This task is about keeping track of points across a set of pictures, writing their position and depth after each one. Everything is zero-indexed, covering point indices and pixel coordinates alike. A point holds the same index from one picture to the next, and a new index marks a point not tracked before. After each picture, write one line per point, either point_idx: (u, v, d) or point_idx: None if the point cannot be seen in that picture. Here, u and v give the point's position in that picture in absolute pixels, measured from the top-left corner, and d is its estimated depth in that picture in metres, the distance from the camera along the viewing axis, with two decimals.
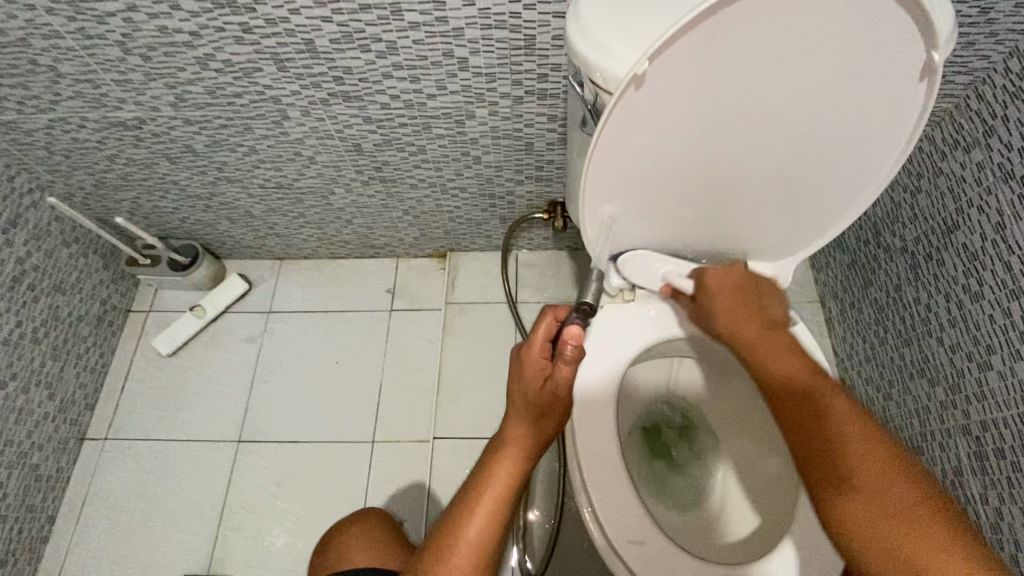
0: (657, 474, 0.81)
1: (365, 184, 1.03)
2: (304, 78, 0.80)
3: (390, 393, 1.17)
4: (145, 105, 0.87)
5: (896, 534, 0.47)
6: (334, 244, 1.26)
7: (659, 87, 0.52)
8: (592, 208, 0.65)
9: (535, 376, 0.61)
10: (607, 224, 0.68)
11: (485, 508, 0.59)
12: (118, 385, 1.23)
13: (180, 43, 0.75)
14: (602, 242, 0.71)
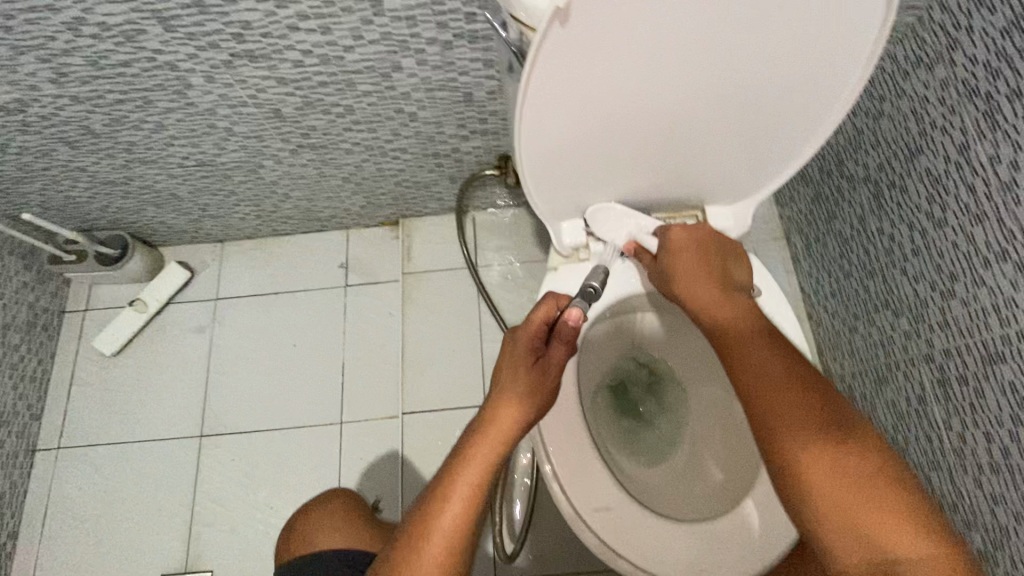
0: (626, 431, 0.79)
1: (296, 153, 0.95)
2: (198, 38, 0.70)
3: (354, 372, 1.13)
4: (21, 84, 0.76)
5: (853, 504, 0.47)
6: (275, 220, 1.17)
7: (589, 21, 0.45)
8: (531, 166, 0.60)
9: (525, 358, 0.59)
10: (550, 181, 0.63)
11: (461, 495, 0.53)
12: (64, 390, 1.15)
13: (41, 7, 0.64)
14: (547, 199, 0.66)
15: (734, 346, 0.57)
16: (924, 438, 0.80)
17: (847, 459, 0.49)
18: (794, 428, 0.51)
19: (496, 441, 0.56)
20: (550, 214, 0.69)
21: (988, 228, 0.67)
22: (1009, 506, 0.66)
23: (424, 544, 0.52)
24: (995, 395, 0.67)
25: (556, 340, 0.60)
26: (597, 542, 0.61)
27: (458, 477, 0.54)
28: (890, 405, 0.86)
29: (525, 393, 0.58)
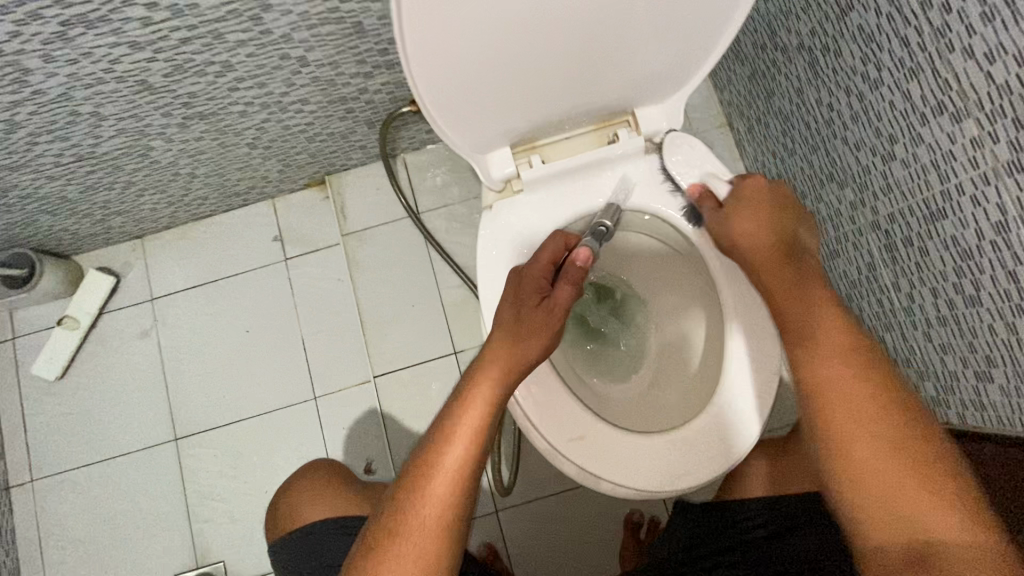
0: (594, 355, 0.78)
1: (185, 126, 0.84)
2: (12, 10, 0.57)
3: (316, 344, 1.09)
4: None
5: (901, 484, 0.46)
6: (190, 204, 1.07)
7: None
8: (433, 96, 0.54)
9: (532, 293, 0.58)
10: (462, 112, 0.58)
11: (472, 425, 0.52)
12: (19, 424, 1.09)
13: None
14: (464, 132, 0.61)
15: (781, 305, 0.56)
16: (876, 303, 0.82)
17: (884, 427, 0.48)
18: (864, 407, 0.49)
19: (503, 373, 0.54)
20: (472, 147, 0.64)
21: (923, 81, 0.64)
22: (957, 354, 0.70)
23: (431, 476, 0.50)
24: (938, 251, 0.68)
25: (564, 280, 0.58)
26: (577, 470, 0.62)
27: (468, 405, 0.52)
28: (843, 276, 0.88)
29: (529, 329, 0.56)
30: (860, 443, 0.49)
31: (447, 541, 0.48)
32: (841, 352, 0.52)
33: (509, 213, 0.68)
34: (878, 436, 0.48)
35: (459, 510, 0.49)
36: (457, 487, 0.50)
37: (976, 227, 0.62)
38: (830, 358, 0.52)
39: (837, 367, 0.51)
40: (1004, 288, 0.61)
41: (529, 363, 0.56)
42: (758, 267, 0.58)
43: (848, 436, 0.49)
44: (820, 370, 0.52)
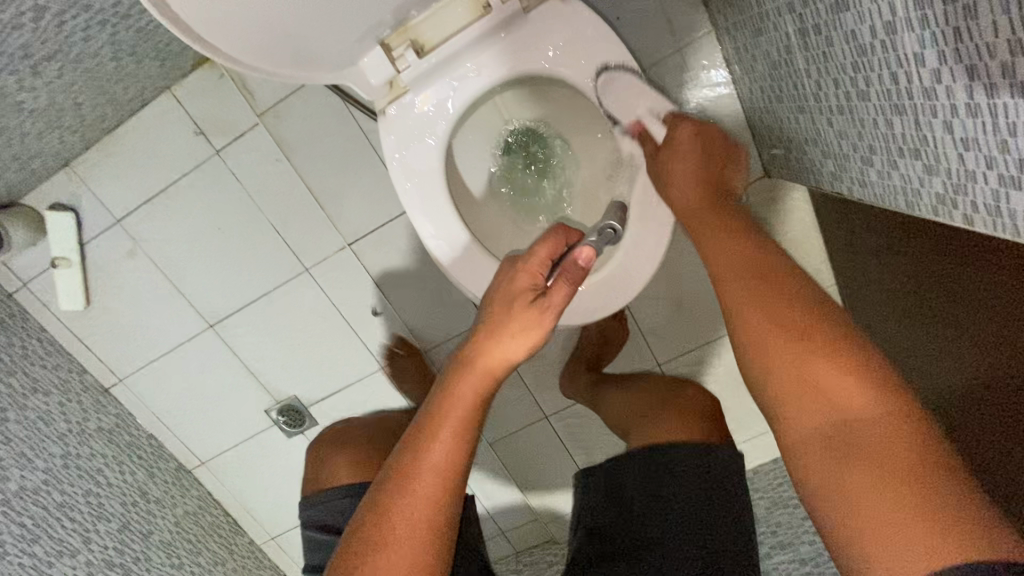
0: (519, 202, 0.87)
1: (40, 70, 0.77)
2: None
3: (286, 226, 1.16)
4: None
5: (835, 405, 0.55)
6: (95, 124, 1.01)
7: None
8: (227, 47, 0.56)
9: (526, 293, 0.67)
10: (268, 47, 0.59)
11: (453, 428, 0.66)
12: (82, 345, 1.29)
13: None
14: (288, 64, 0.62)
15: (713, 249, 0.67)
16: (792, 84, 0.82)
17: (825, 358, 0.56)
18: (793, 339, 0.58)
19: (483, 375, 0.67)
20: (319, 71, 0.66)
21: None
22: (849, 140, 0.75)
23: (422, 468, 0.64)
24: (840, 44, 0.66)
25: (559, 279, 0.67)
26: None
27: (450, 413, 0.66)
28: (766, 56, 0.86)
29: (519, 328, 0.67)
30: (779, 345, 0.59)
31: (437, 513, 0.64)
32: (793, 308, 0.59)
33: (406, 111, 0.72)
34: (812, 359, 0.57)
35: (449, 497, 0.64)
36: (445, 481, 0.64)
37: (872, 24, 0.60)
38: (776, 319, 0.60)
39: (787, 321, 0.59)
40: (888, 87, 0.62)
41: (511, 362, 0.68)
42: (692, 218, 0.70)
43: (795, 375, 0.58)
44: (773, 327, 0.60)
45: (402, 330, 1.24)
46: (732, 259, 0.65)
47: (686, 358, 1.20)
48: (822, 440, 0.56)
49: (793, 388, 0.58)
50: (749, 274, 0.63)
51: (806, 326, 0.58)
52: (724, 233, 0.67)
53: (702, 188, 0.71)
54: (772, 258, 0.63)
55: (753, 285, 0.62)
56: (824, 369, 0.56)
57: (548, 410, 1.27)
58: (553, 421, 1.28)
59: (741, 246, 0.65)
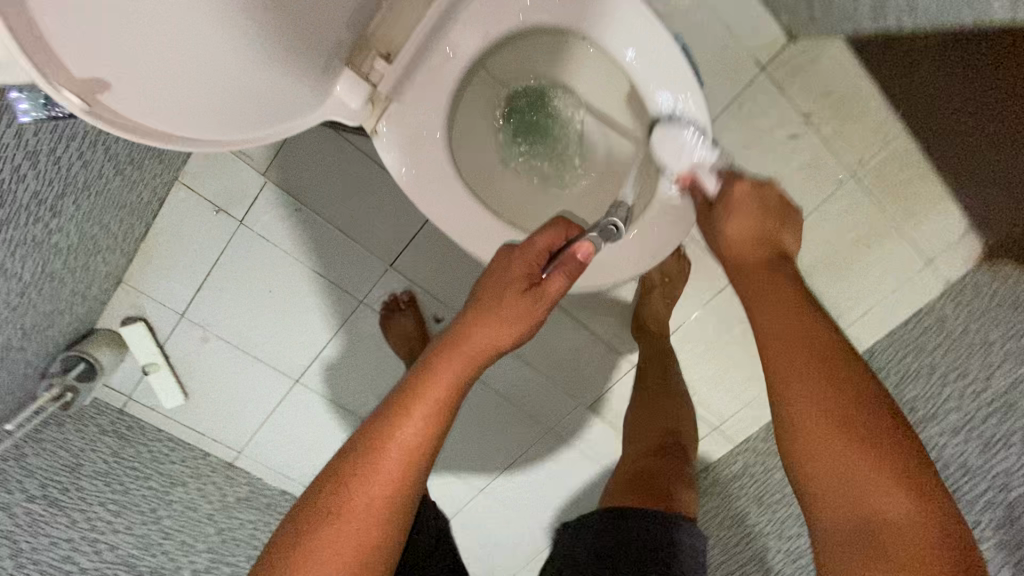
0: (541, 166, 0.83)
1: (61, 209, 0.79)
2: None
3: (328, 268, 1.17)
4: None
5: (864, 495, 0.49)
6: (126, 236, 1.04)
7: (166, 108, 0.52)
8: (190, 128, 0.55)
9: (521, 281, 0.66)
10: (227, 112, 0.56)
11: (427, 411, 0.62)
12: (196, 434, 1.37)
13: None
14: (258, 123, 0.59)
15: (757, 297, 0.59)
16: None
17: (855, 441, 0.50)
18: (826, 408, 0.51)
19: (468, 357, 0.65)
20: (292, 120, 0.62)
21: None
22: None
23: (384, 447, 0.61)
24: None
25: (558, 270, 0.67)
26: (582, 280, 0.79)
27: (424, 394, 0.63)
28: None
29: (510, 313, 0.66)
30: (806, 413, 0.52)
31: (395, 496, 0.61)
32: (827, 381, 0.52)
33: (394, 120, 0.69)
34: (849, 441, 0.50)
35: (408, 483, 0.61)
36: (408, 463, 0.61)
37: None
38: (814, 391, 0.52)
39: (818, 399, 0.52)
40: None
41: (494, 350, 0.66)
42: (745, 266, 0.62)
43: (826, 469, 0.51)
44: (809, 399, 0.52)
45: None
46: (780, 312, 0.57)
47: None
48: (846, 524, 0.50)
49: (816, 468, 0.51)
50: (788, 344, 0.55)
51: (842, 401, 0.51)
52: (773, 292, 0.58)
53: (758, 246, 0.62)
54: (826, 330, 0.55)
55: (783, 345, 0.55)
56: (857, 455, 0.49)
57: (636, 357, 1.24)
58: None
59: (794, 311, 0.56)
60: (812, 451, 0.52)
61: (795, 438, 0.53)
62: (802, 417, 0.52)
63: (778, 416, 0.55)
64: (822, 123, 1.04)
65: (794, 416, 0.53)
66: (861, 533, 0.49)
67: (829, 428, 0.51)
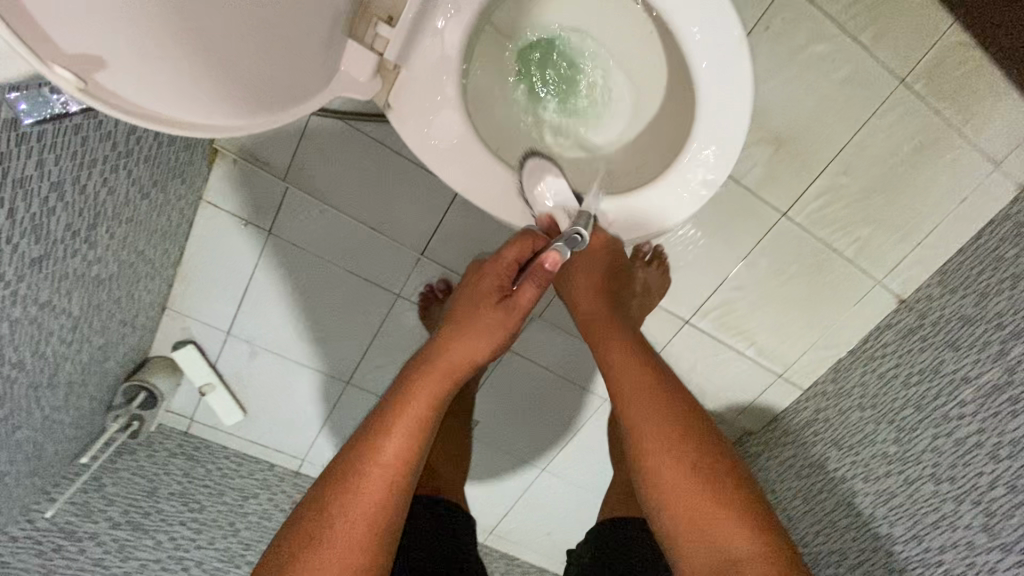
0: (572, 115, 0.77)
1: (96, 241, 0.80)
2: None
3: (361, 267, 1.16)
4: None
5: (708, 516, 0.68)
6: (162, 262, 1.06)
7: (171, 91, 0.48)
8: (183, 112, 0.51)
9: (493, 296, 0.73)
10: (225, 97, 0.52)
11: (408, 425, 0.67)
12: (260, 447, 1.40)
13: None
14: (257, 108, 0.55)
15: (624, 370, 0.80)
16: None
17: (700, 471, 0.70)
18: (676, 450, 0.72)
19: (445, 373, 0.71)
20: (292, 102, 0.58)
21: None
22: None
23: (370, 463, 0.65)
24: None
25: (530, 280, 0.71)
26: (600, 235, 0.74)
27: (406, 409, 0.68)
28: None
29: (483, 329, 0.72)
30: (666, 471, 0.72)
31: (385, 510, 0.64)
32: (670, 432, 0.74)
33: (401, 81, 0.65)
34: (693, 484, 0.70)
35: (396, 497, 0.65)
36: (394, 478, 0.65)
37: None
38: (670, 449, 0.72)
39: (675, 452, 0.72)
40: None
41: (467, 364, 0.72)
42: (599, 328, 0.86)
43: (679, 492, 0.70)
44: (654, 441, 0.73)
45: None
46: (641, 386, 0.78)
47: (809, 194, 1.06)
48: (692, 537, 0.68)
49: (669, 498, 0.71)
50: (647, 419, 0.75)
51: (686, 446, 0.72)
52: (636, 370, 0.80)
53: (602, 300, 0.89)
54: (679, 403, 0.77)
55: (657, 416, 0.75)
56: (710, 495, 0.69)
57: (687, 313, 1.19)
58: (696, 321, 1.19)
59: (667, 398, 0.77)
60: (675, 477, 0.71)
61: (652, 475, 0.73)
62: (663, 463, 0.72)
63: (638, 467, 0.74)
64: (861, 30, 0.95)
65: (655, 457, 0.73)
66: (705, 544, 0.67)
67: (676, 475, 0.71)
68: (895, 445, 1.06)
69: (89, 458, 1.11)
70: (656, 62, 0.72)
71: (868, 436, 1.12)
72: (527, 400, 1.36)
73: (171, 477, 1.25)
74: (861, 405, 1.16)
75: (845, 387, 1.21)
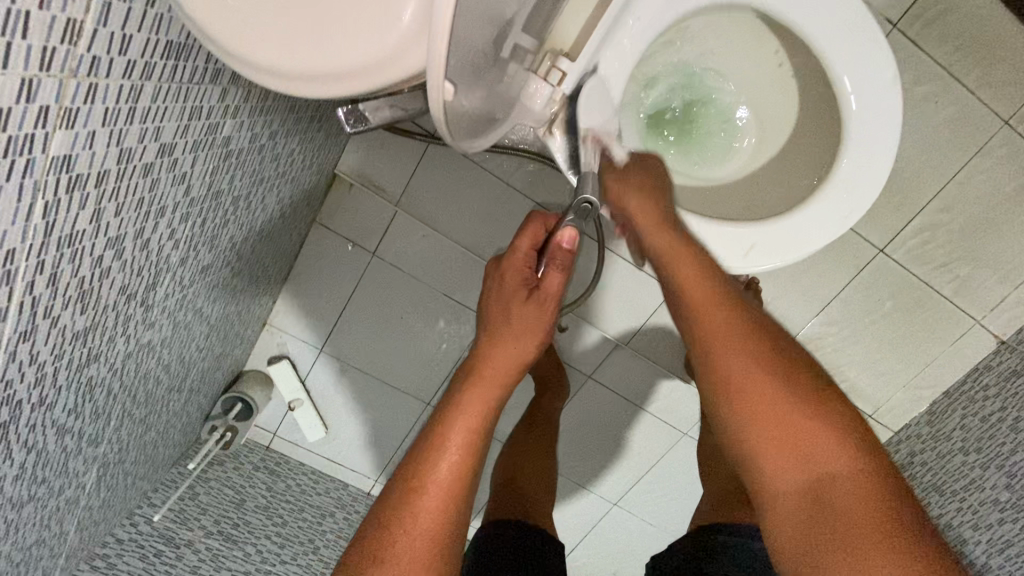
0: (697, 149, 0.81)
1: (243, 253, 0.85)
2: (127, 328, 0.61)
3: (455, 290, 1.20)
4: (99, 458, 0.75)
5: (828, 517, 0.52)
6: (275, 277, 1.12)
7: (461, 107, 0.45)
8: (457, 130, 0.47)
9: (519, 287, 0.71)
10: (478, 118, 0.52)
11: (461, 437, 0.65)
12: (335, 468, 1.42)
13: (53, 452, 0.60)
14: (484, 132, 0.56)
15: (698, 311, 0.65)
16: None
17: (838, 464, 0.54)
18: (811, 436, 0.55)
19: (492, 377, 0.68)
20: (498, 138, 0.62)
21: None
22: None
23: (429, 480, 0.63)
24: None
25: (551, 265, 0.70)
26: (730, 254, 0.71)
27: (458, 421, 0.66)
28: None
29: (515, 327, 0.70)
30: (775, 455, 0.57)
31: (444, 537, 0.62)
32: (772, 381, 0.58)
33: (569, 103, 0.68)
34: (819, 481, 0.54)
35: (455, 514, 0.63)
36: (452, 498, 0.63)
37: None
38: (791, 425, 0.56)
39: (797, 435, 0.56)
40: None
41: (516, 366, 0.69)
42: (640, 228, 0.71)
43: (779, 483, 0.56)
44: (763, 402, 0.57)
45: (595, 331, 1.23)
46: (721, 333, 0.62)
47: (910, 231, 1.08)
48: (783, 487, 0.56)
49: (761, 445, 0.57)
50: (749, 385, 0.59)
51: (805, 443, 0.55)
52: (727, 330, 0.62)
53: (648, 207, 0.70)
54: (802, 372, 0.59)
55: (749, 375, 0.59)
56: (842, 502, 0.52)
57: None
58: None
59: (755, 360, 0.60)
60: (784, 468, 0.56)
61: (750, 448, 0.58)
62: (774, 441, 0.57)
63: (738, 449, 0.59)
64: (965, 72, 0.98)
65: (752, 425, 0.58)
66: (828, 551, 0.51)
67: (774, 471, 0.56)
68: (1006, 492, 1.01)
69: (195, 464, 1.16)
70: (787, 103, 0.76)
71: (975, 483, 1.07)
72: (606, 430, 1.34)
73: (256, 491, 1.27)
74: (963, 449, 1.12)
75: (943, 430, 1.17)
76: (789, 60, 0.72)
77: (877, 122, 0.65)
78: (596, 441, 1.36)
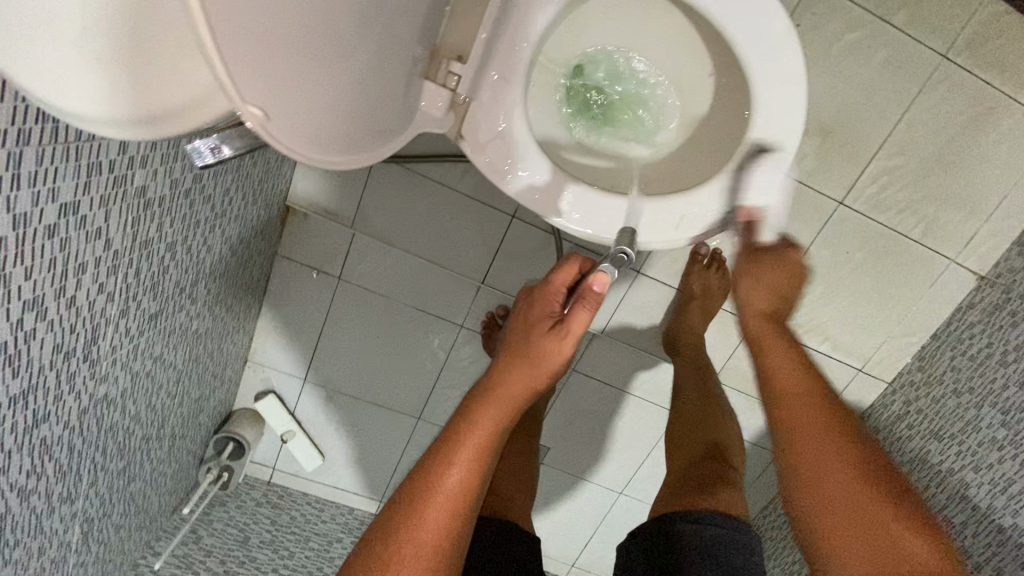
0: (618, 129, 0.80)
1: (197, 296, 0.87)
2: (73, 385, 0.63)
3: (425, 303, 1.20)
4: (78, 515, 0.77)
5: None
6: (245, 314, 1.13)
7: (309, 125, 0.45)
8: (313, 149, 0.47)
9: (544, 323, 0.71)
10: (348, 134, 0.52)
11: (470, 452, 0.65)
12: (338, 494, 1.42)
13: (19, 515, 0.62)
14: (366, 145, 0.56)
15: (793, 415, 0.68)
16: None
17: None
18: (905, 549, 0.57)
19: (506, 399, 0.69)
20: (393, 149, 0.62)
21: None
22: None
23: (435, 494, 0.63)
24: None
25: (578, 305, 0.69)
26: (662, 228, 0.72)
27: (467, 439, 0.66)
28: None
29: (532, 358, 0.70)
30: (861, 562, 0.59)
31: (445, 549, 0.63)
32: (867, 494, 0.61)
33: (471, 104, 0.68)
34: None
35: (454, 529, 0.64)
36: (453, 512, 0.64)
37: None
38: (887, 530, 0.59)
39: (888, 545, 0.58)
40: None
41: (530, 392, 0.70)
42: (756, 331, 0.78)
43: None
44: (854, 511, 0.60)
45: None
46: (816, 447, 0.65)
47: (865, 179, 1.06)
48: None
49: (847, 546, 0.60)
50: (844, 490, 0.62)
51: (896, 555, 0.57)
52: (817, 423, 0.66)
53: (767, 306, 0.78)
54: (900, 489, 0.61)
55: (842, 484, 0.62)
56: None
57: None
58: None
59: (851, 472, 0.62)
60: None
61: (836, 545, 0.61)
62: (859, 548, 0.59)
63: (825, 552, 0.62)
64: (892, 12, 0.97)
65: (842, 525, 0.61)
66: None
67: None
68: (1003, 429, 0.99)
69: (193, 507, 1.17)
70: (700, 68, 0.76)
71: (972, 423, 1.05)
72: (599, 421, 1.34)
73: (259, 526, 1.28)
74: (956, 391, 1.10)
75: (934, 375, 1.15)
76: (691, 25, 0.72)
77: (783, 73, 0.65)
78: (590, 433, 1.36)
